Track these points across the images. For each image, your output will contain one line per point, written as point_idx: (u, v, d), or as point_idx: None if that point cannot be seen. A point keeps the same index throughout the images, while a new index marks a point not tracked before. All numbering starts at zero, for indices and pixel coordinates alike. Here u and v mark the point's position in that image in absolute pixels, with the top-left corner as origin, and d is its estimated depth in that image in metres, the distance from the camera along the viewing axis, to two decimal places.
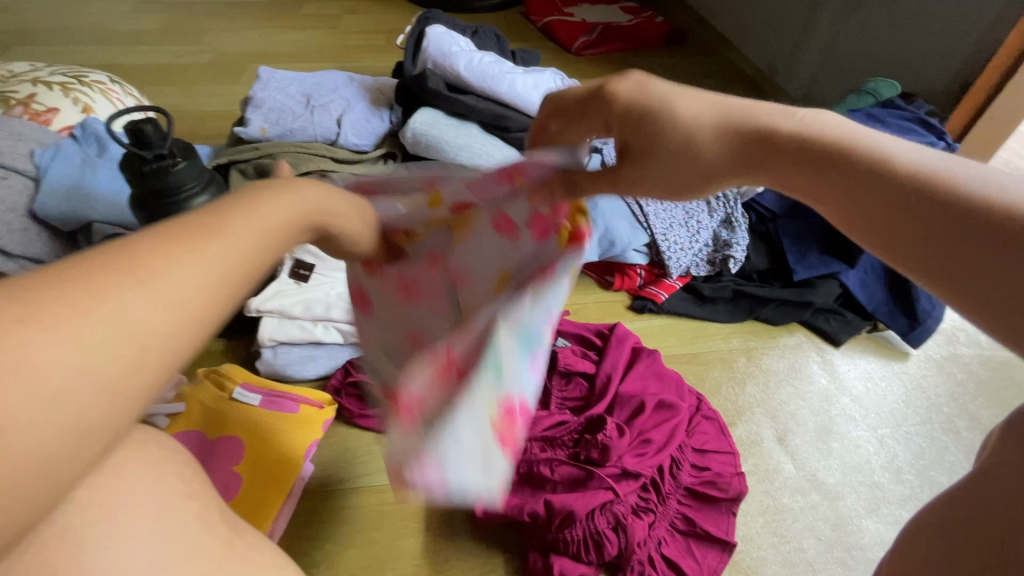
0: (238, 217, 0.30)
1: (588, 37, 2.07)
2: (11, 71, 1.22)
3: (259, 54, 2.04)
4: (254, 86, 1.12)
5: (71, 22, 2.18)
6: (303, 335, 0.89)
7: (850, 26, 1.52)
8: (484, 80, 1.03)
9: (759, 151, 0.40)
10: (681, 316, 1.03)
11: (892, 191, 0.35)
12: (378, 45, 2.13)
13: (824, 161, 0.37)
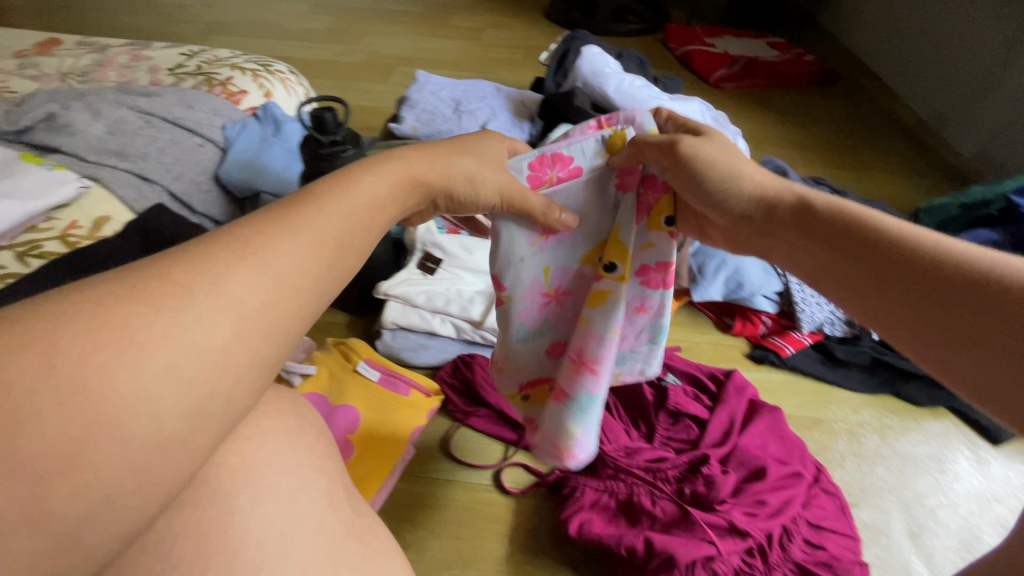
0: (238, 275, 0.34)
1: (727, 70, 2.02)
2: (215, 56, 1.41)
3: (409, 58, 2.20)
4: (411, 87, 1.20)
5: (258, 20, 2.51)
6: (421, 324, 0.94)
7: None
8: (630, 101, 1.02)
9: (837, 250, 0.46)
10: (808, 375, 0.95)
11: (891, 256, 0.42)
12: (516, 59, 2.22)
13: (842, 234, 0.46)
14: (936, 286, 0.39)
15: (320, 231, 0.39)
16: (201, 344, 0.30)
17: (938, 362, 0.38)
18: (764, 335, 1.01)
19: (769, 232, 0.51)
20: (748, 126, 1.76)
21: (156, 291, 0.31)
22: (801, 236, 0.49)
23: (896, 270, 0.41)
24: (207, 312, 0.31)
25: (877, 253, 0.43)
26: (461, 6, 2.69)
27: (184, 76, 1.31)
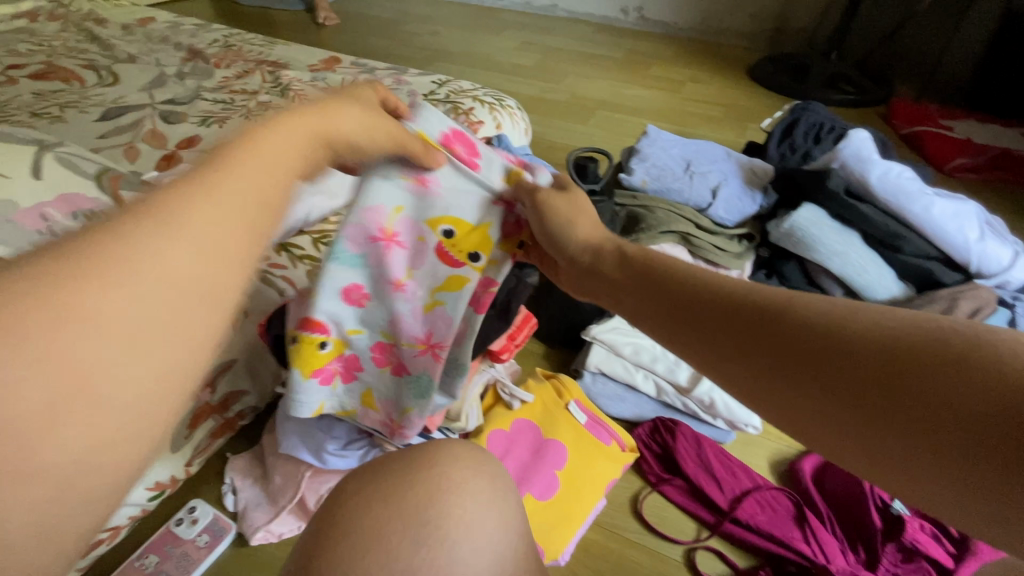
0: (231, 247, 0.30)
1: (968, 159, 1.80)
2: (460, 86, 1.59)
3: (608, 102, 2.29)
4: (643, 140, 1.24)
5: (474, 51, 2.79)
6: (624, 375, 0.93)
7: None
8: (894, 193, 0.97)
9: (789, 347, 0.37)
10: None
11: (859, 350, 0.34)
12: (715, 116, 2.20)
13: (782, 325, 0.38)
14: (907, 362, 0.32)
15: (277, 156, 0.36)
16: (81, 270, 0.26)
17: (919, 461, 0.31)
18: None
19: (674, 313, 0.44)
20: None
21: (101, 249, 0.27)
22: (716, 316, 0.42)
23: (840, 353, 0.35)
24: (151, 251, 0.28)
25: (836, 343, 0.35)
26: (661, 58, 2.74)
27: (436, 102, 1.49)
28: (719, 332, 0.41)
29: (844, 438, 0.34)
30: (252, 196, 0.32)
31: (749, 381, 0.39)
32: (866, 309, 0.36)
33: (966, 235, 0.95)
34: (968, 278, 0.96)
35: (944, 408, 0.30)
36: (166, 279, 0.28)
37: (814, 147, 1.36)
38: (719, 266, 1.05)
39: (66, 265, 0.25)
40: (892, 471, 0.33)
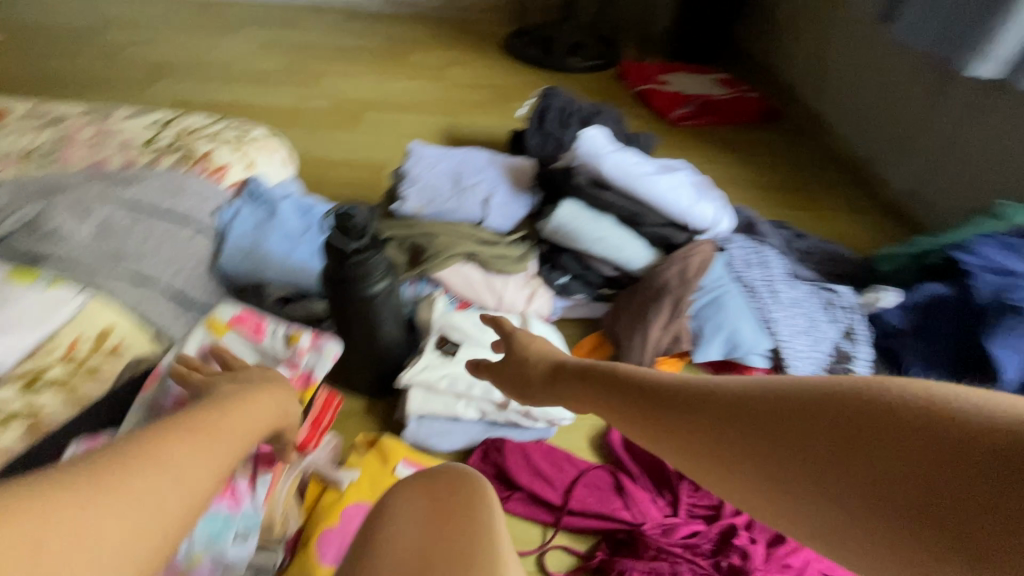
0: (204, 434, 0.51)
1: (684, 109, 2.16)
2: (189, 125, 1.36)
3: (375, 101, 2.19)
4: (408, 160, 1.21)
5: (205, 60, 2.38)
6: (445, 411, 0.95)
7: (966, 131, 1.54)
8: (626, 178, 1.12)
9: (788, 419, 0.41)
10: None
11: (862, 418, 0.38)
12: (482, 100, 2.26)
13: (780, 399, 0.42)
14: (879, 459, 0.37)
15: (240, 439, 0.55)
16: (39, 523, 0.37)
17: (893, 535, 0.36)
18: None
19: (660, 416, 0.49)
20: (709, 168, 1.90)
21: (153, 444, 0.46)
22: (684, 416, 0.47)
23: (822, 453, 0.39)
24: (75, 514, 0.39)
25: (837, 412, 0.39)
26: (419, 43, 2.69)
27: (161, 152, 1.25)
28: (718, 414, 0.45)
29: (849, 506, 0.38)
30: (187, 493, 0.45)
31: (755, 453, 0.42)
32: (829, 394, 0.40)
33: (683, 201, 1.13)
34: (693, 236, 1.16)
35: (946, 475, 0.34)
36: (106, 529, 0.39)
37: (565, 133, 1.49)
38: (507, 275, 1.10)
39: (49, 500, 0.38)
40: (871, 552, 0.37)
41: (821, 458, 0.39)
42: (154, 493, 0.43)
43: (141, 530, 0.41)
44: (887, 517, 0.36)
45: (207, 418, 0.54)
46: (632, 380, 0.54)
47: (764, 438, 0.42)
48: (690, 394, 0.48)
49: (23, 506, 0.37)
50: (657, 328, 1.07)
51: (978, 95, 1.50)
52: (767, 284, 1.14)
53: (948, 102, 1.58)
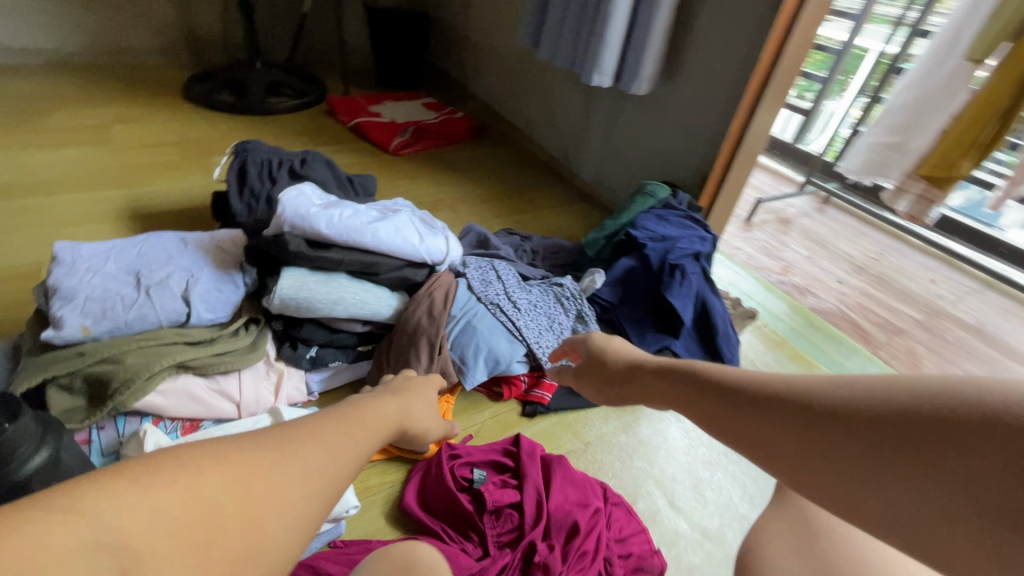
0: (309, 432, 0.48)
1: (402, 137, 2.20)
2: None
3: (4, 185, 1.64)
4: (54, 270, 0.92)
5: None
6: None
7: (616, 127, 1.94)
8: (349, 232, 1.04)
9: (840, 420, 0.40)
10: (566, 410, 1.19)
11: (915, 418, 0.38)
12: (169, 160, 1.91)
13: (833, 399, 0.42)
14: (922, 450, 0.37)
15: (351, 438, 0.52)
16: (211, 475, 0.39)
17: (941, 537, 0.36)
18: (529, 390, 1.19)
19: (718, 415, 0.49)
20: (439, 191, 1.98)
21: (259, 439, 0.44)
22: (749, 413, 0.46)
23: (868, 446, 0.39)
24: (237, 468, 0.40)
25: (891, 412, 0.39)
26: (59, 100, 2.13)
27: None
28: (776, 413, 0.44)
29: (897, 511, 0.38)
30: (326, 473, 0.45)
31: (806, 453, 0.41)
32: (889, 392, 0.40)
33: (412, 241, 1.12)
34: (431, 270, 1.18)
35: (989, 483, 0.35)
36: (259, 500, 0.40)
37: (273, 188, 1.35)
38: (239, 371, 0.95)
39: (126, 491, 0.35)
40: (909, 544, 0.38)
41: (867, 462, 0.39)
42: (280, 478, 0.42)
43: (297, 495, 0.42)
44: (942, 527, 0.36)
45: (338, 417, 0.55)
46: (690, 384, 0.54)
47: (811, 443, 0.41)
48: (742, 397, 0.47)
49: (140, 471, 0.37)
50: (421, 372, 1.06)
51: (615, 100, 1.91)
52: (505, 296, 1.22)
53: (600, 106, 1.97)
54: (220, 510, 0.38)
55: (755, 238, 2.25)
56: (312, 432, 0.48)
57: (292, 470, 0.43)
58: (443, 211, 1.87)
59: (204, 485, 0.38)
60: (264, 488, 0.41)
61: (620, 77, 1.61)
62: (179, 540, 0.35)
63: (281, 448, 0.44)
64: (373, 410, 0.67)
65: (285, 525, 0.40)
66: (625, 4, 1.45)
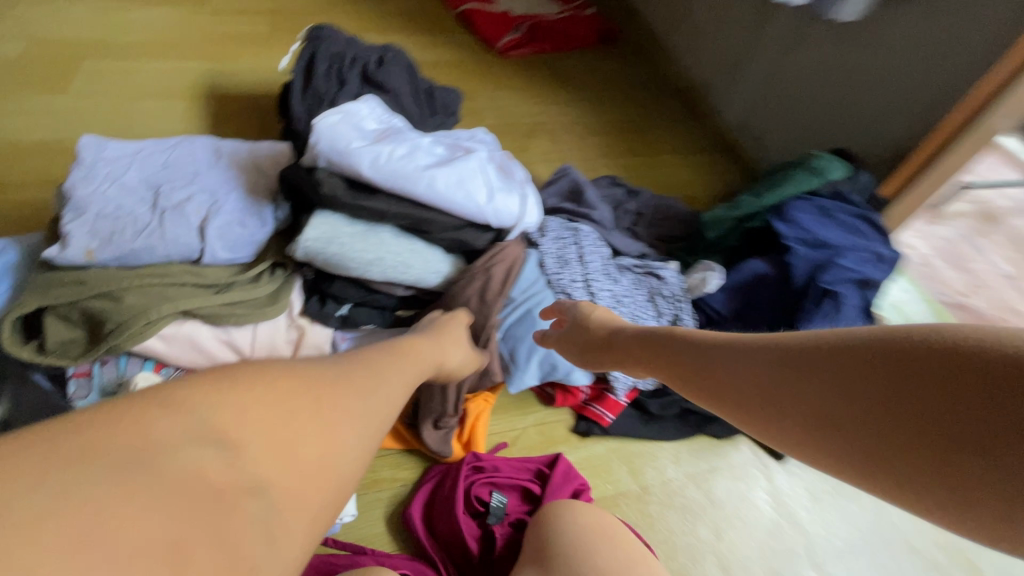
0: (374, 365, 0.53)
1: (513, 35, 1.83)
2: None
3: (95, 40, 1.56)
4: (72, 173, 0.80)
5: None
6: None
7: (791, 61, 1.44)
8: (395, 178, 0.81)
9: (791, 360, 0.44)
10: (628, 437, 0.97)
11: (873, 360, 0.38)
12: (258, 32, 1.72)
13: (806, 349, 0.43)
14: (900, 387, 0.36)
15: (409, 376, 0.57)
16: (282, 402, 0.40)
17: (897, 460, 0.36)
18: (586, 403, 0.97)
19: (705, 370, 0.52)
20: (542, 111, 1.65)
21: (337, 367, 0.48)
22: (724, 364, 0.50)
23: (854, 377, 0.39)
24: (298, 392, 0.42)
25: (843, 351, 0.40)
26: None
27: None
28: (752, 364, 0.47)
29: (863, 444, 0.38)
30: (380, 404, 0.48)
31: (774, 398, 0.44)
32: (852, 341, 0.41)
33: (477, 197, 0.87)
34: (497, 235, 0.93)
35: (935, 408, 0.35)
36: (322, 422, 0.42)
37: (340, 92, 1.13)
38: (253, 326, 0.82)
39: (225, 391, 0.38)
40: (879, 475, 0.37)
41: (832, 400, 0.40)
42: (353, 400, 0.46)
43: (362, 416, 0.45)
44: (897, 449, 0.36)
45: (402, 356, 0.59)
46: (688, 350, 0.56)
47: (788, 389, 0.43)
48: (715, 348, 0.52)
49: (239, 376, 0.40)
50: (457, 370, 0.86)
51: (802, 21, 1.39)
52: (582, 284, 0.97)
53: (776, 28, 1.46)
54: (297, 426, 0.40)
55: (938, 236, 1.70)
56: (377, 366, 0.53)
57: (351, 399, 0.45)
58: (541, 140, 1.56)
59: (287, 402, 0.41)
60: (331, 412, 0.43)
61: None
62: (264, 441, 0.37)
63: (355, 376, 0.48)
64: (422, 346, 0.67)
65: (350, 451, 0.43)
66: None
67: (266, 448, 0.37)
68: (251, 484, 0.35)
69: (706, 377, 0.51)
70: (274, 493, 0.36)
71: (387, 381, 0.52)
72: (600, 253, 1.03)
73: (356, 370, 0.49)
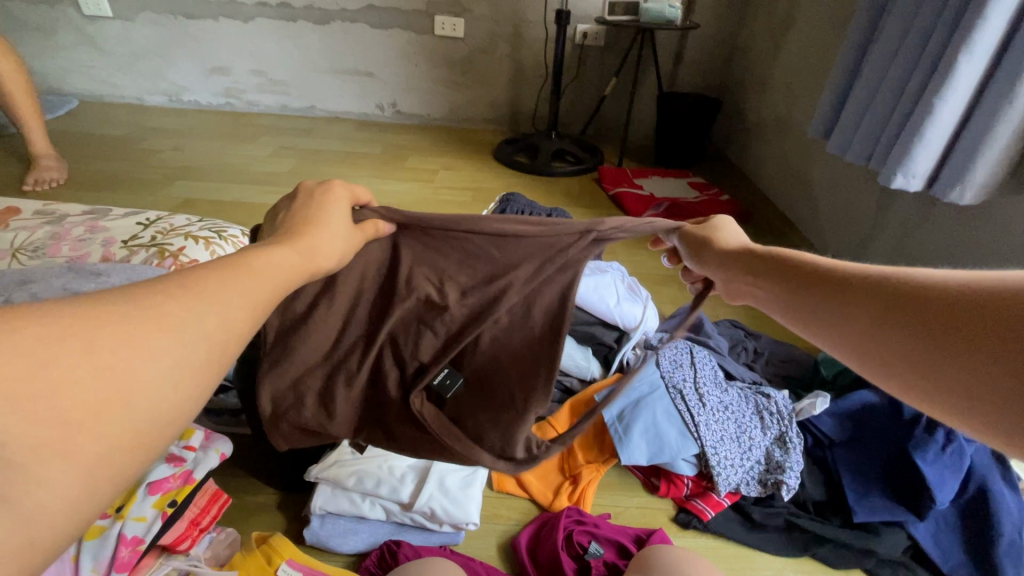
0: (224, 272, 0.44)
1: (654, 211, 2.24)
2: (171, 224, 1.43)
3: None
4: None
5: (222, 162, 2.58)
6: (351, 508, 0.96)
7: (916, 236, 1.56)
8: None
9: (906, 301, 0.47)
10: (729, 539, 1.01)
11: (989, 309, 0.41)
12: (466, 202, 2.39)
13: (920, 294, 0.46)
14: (983, 331, 0.41)
15: (259, 285, 0.45)
16: (42, 348, 0.32)
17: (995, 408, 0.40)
18: (688, 496, 1.06)
19: (816, 297, 0.56)
20: None
21: (152, 290, 0.39)
22: (839, 296, 0.53)
23: (976, 338, 0.41)
24: (143, 339, 0.36)
25: (955, 301, 0.43)
26: (417, 148, 2.91)
27: (138, 248, 1.32)
28: (860, 296, 0.51)
29: (966, 390, 0.42)
30: (212, 326, 0.40)
31: (875, 330, 0.49)
32: (965, 294, 0.43)
33: (607, 301, 1.24)
34: (623, 334, 1.24)
35: None
36: (13, 410, 0.30)
37: None
38: None
39: None
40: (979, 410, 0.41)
41: (930, 343, 0.44)
42: (198, 315, 0.39)
43: (177, 353, 0.37)
44: (991, 393, 0.40)
45: (248, 259, 0.46)
46: (795, 277, 0.59)
47: (888, 323, 0.48)
48: (825, 280, 0.56)
49: None
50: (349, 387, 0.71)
51: (922, 203, 1.54)
52: (692, 387, 1.11)
53: (898, 209, 1.62)
54: (75, 405, 0.33)
55: None
56: (212, 275, 0.43)
57: (93, 381, 0.34)
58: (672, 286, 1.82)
59: (22, 368, 0.31)
60: (50, 397, 0.32)
61: (934, 183, 1.30)
62: (11, 401, 0.30)
63: (161, 315, 0.38)
64: (294, 256, 0.50)
65: (64, 436, 0.32)
66: (956, 101, 1.18)
67: (121, 382, 0.34)
68: None
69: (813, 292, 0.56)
70: (20, 453, 0.30)
71: (240, 294, 0.43)
72: (713, 365, 1.19)
73: (159, 287, 0.40)
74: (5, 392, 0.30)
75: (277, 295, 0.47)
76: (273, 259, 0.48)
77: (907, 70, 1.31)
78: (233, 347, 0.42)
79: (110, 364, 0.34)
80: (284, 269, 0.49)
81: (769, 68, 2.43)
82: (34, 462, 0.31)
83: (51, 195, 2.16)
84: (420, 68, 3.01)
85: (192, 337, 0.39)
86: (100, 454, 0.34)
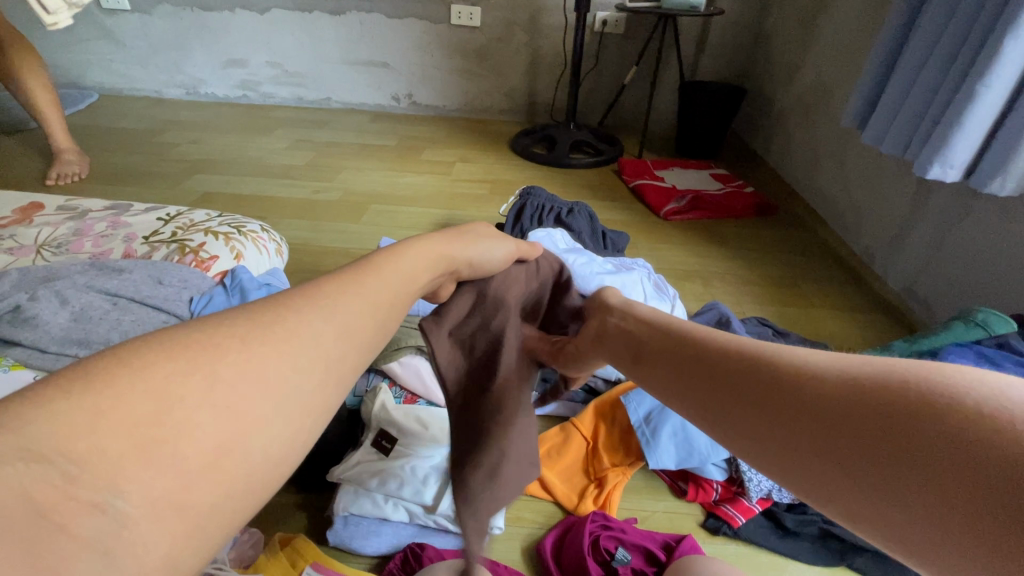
0: (347, 285, 0.43)
1: (676, 204, 2.18)
2: (191, 220, 1.43)
3: (382, 195, 2.31)
4: None
5: (240, 155, 2.58)
6: (374, 510, 0.94)
7: (955, 232, 1.49)
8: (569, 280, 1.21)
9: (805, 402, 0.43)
10: (761, 547, 0.97)
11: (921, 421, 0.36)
12: (483, 195, 2.36)
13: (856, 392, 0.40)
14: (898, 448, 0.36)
15: (373, 296, 0.43)
16: (166, 382, 0.30)
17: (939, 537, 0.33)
18: (716, 501, 1.03)
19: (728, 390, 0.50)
20: (697, 261, 1.89)
21: (272, 312, 0.37)
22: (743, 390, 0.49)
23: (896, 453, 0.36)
24: (260, 363, 0.34)
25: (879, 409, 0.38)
26: (432, 140, 2.88)
27: (159, 244, 1.32)
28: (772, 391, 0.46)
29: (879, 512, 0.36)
30: (326, 343, 0.37)
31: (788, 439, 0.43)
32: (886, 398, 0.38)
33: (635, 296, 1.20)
34: None
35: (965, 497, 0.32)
36: (130, 450, 0.27)
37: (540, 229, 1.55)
38: None
39: (82, 395, 0.29)
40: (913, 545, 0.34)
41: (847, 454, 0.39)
42: (314, 337, 0.37)
43: (290, 377, 0.34)
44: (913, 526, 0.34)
45: (352, 272, 0.45)
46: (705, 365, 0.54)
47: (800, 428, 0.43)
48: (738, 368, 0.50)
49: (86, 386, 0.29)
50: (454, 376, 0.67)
51: (963, 197, 1.46)
52: None
53: (936, 203, 1.55)
54: (193, 442, 0.29)
55: None
56: (328, 290, 0.41)
57: (207, 415, 0.30)
58: (695, 282, 1.78)
59: (141, 404, 0.29)
60: (165, 435, 0.29)
61: (971, 173, 1.24)
62: (127, 440, 0.28)
63: (279, 339, 0.36)
64: (407, 264, 0.50)
65: (179, 477, 0.28)
66: (1001, 87, 1.11)
67: (241, 418, 0.31)
68: (104, 485, 0.26)
69: (743, 398, 0.48)
70: (136, 501, 0.27)
71: (357, 309, 0.41)
72: None
73: (278, 307, 0.38)
74: (121, 431, 0.28)
75: (385, 301, 0.44)
76: (405, 259, 0.50)
77: (949, 56, 1.25)
78: (345, 370, 0.39)
79: (230, 393, 0.31)
80: (399, 281, 0.48)
81: (798, 55, 2.34)
82: (147, 509, 0.27)
83: (73, 189, 2.17)
84: (436, 58, 2.97)
85: (307, 356, 0.36)
86: (214, 500, 0.29)
